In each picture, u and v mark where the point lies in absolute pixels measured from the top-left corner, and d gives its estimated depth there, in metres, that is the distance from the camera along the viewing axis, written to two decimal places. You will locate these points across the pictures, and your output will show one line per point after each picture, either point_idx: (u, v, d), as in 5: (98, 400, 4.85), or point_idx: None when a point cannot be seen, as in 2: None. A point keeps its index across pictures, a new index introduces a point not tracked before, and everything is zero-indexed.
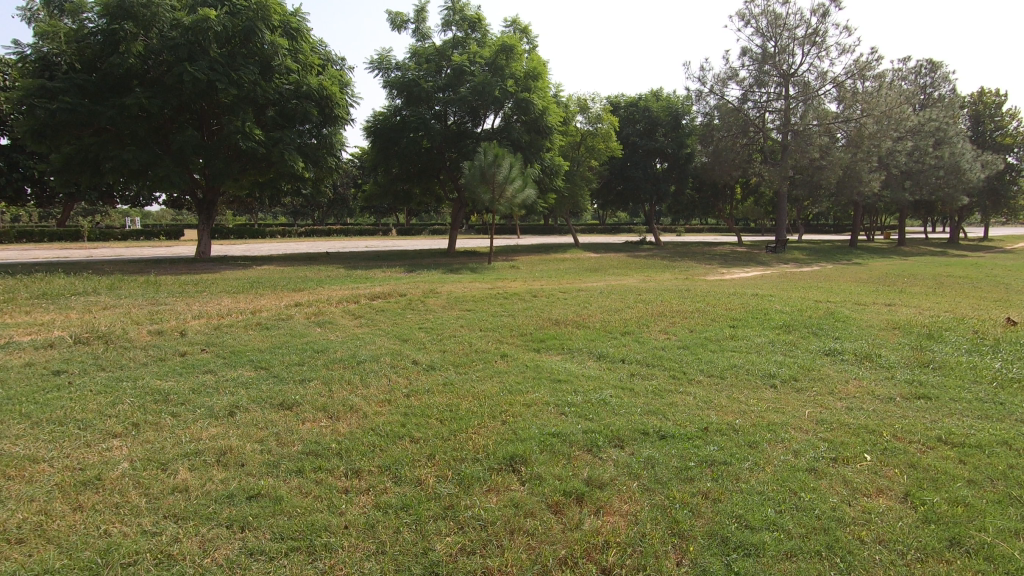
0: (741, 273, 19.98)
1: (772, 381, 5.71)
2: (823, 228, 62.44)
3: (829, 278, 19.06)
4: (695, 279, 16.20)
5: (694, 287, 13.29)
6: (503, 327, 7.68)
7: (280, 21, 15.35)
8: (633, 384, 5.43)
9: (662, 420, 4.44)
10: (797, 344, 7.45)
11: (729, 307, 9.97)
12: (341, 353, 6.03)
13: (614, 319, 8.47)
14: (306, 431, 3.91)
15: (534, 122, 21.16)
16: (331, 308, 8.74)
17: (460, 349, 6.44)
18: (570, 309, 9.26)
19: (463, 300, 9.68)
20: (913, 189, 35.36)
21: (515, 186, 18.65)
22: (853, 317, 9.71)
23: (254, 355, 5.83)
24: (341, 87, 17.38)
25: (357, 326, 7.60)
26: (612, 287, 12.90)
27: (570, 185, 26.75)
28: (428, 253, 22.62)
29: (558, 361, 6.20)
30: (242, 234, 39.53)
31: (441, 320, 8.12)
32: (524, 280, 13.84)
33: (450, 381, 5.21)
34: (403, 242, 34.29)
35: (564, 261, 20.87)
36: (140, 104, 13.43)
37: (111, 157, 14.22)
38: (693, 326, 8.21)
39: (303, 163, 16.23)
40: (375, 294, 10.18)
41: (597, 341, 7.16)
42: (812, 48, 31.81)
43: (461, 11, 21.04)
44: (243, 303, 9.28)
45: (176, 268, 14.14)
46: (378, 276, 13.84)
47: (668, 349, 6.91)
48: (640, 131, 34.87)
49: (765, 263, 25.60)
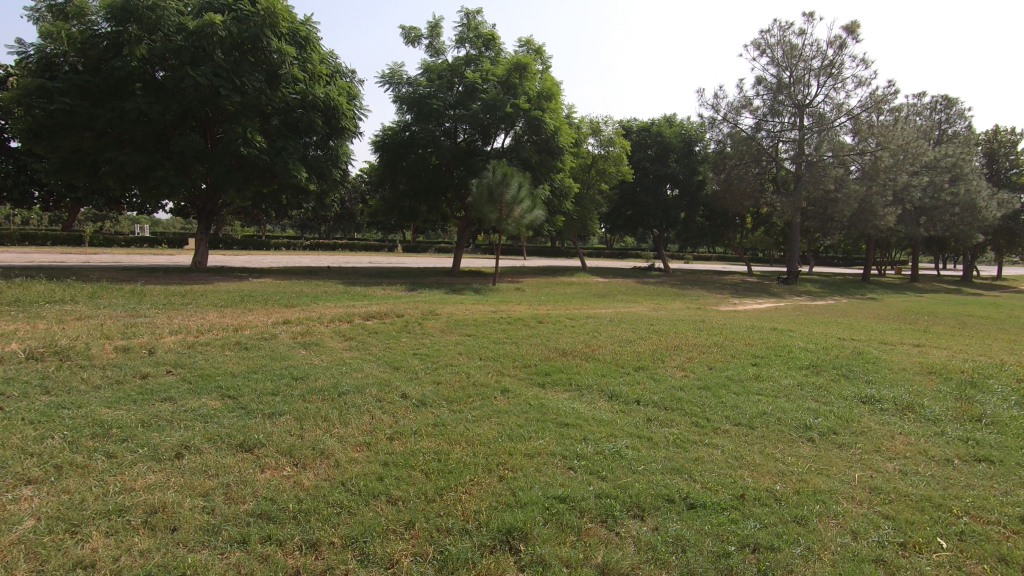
0: (753, 305, 19.31)
1: (810, 434, 5.00)
2: (833, 262, 61.69)
3: (847, 313, 18.29)
4: (708, 309, 15.52)
5: (709, 318, 12.61)
6: (505, 357, 7.00)
7: (289, 29, 15.10)
8: (651, 433, 4.73)
9: (691, 482, 3.75)
10: (827, 389, 6.75)
11: (748, 342, 9.29)
12: (323, 382, 5.36)
13: (627, 352, 7.79)
14: (262, 484, 3.24)
15: (545, 142, 20.78)
16: (321, 328, 8.12)
17: (457, 381, 5.78)
18: (578, 338, 8.61)
19: (465, 324, 9.06)
20: (928, 225, 34.70)
21: (523, 207, 18.17)
22: (883, 359, 8.98)
23: (226, 381, 5.18)
24: (349, 99, 17.05)
25: (346, 350, 6.96)
26: (621, 315, 12.27)
27: (580, 208, 26.26)
28: (432, 271, 22.08)
29: (566, 400, 5.51)
30: (246, 245, 39.30)
31: (439, 346, 7.47)
32: (529, 304, 13.23)
33: (441, 422, 4.53)
34: (408, 259, 33.83)
35: (571, 285, 20.25)
36: (141, 108, 13.09)
37: (109, 161, 13.85)
38: (712, 364, 7.53)
39: (307, 174, 15.84)
40: (371, 313, 9.58)
41: (608, 377, 6.50)
42: (827, 79, 31.57)
43: (475, 29, 20.84)
44: (230, 319, 8.69)
45: (169, 278, 13.64)
46: (377, 294, 13.28)
47: (686, 389, 6.21)
48: (651, 156, 34.52)
49: (778, 295, 24.90)
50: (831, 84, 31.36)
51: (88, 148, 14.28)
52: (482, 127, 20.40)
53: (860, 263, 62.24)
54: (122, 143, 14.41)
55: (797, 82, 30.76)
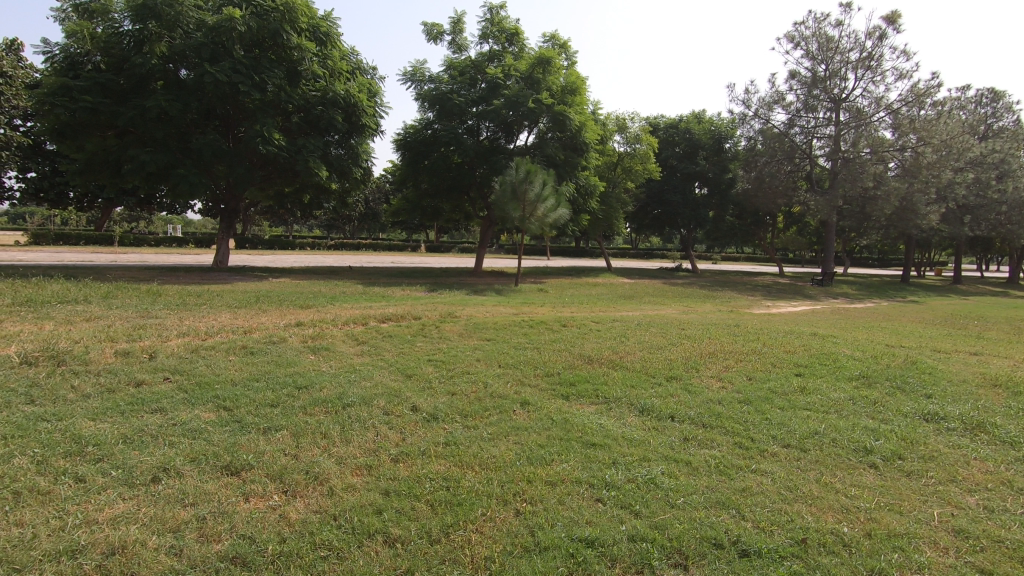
0: (788, 308, 18.43)
1: (872, 459, 4.37)
2: (869, 263, 59.46)
3: (889, 317, 17.28)
4: (741, 313, 14.76)
5: (744, 322, 11.92)
6: (526, 365, 6.50)
7: (309, 25, 14.90)
8: (689, 455, 4.18)
9: (740, 521, 3.20)
10: (882, 403, 6.10)
11: (788, 349, 8.62)
12: (329, 392, 4.95)
13: (658, 360, 7.23)
14: (241, 518, 2.81)
15: (570, 138, 20.23)
16: (333, 330, 7.75)
17: (473, 392, 5.32)
18: (605, 343, 8.09)
19: (484, 328, 8.59)
20: (973, 224, 33.03)
21: (547, 206, 17.65)
22: (940, 369, 8.20)
23: (224, 390, 4.80)
24: (370, 96, 16.79)
25: (358, 355, 6.55)
26: (650, 318, 11.65)
27: (605, 207, 25.57)
28: (454, 271, 21.73)
29: (592, 415, 4.98)
30: (272, 245, 39.57)
31: (455, 351, 7.02)
32: (552, 306, 12.72)
33: (453, 441, 4.06)
34: (431, 260, 33.56)
35: (596, 286, 19.67)
36: (161, 106, 13.01)
37: (130, 159, 13.85)
38: (753, 373, 6.92)
39: (326, 172, 15.64)
40: (388, 315, 9.20)
41: (638, 388, 5.94)
42: (865, 72, 30.25)
43: (499, 24, 20.40)
44: (243, 321, 8.40)
45: (189, 278, 13.52)
46: (396, 295, 12.94)
47: (725, 403, 5.63)
48: (680, 154, 33.54)
49: (813, 297, 23.86)
50: (869, 77, 30.05)
51: (112, 147, 14.32)
52: (505, 125, 19.95)
53: (896, 264, 59.99)
54: (144, 141, 14.40)
55: (833, 75, 29.54)
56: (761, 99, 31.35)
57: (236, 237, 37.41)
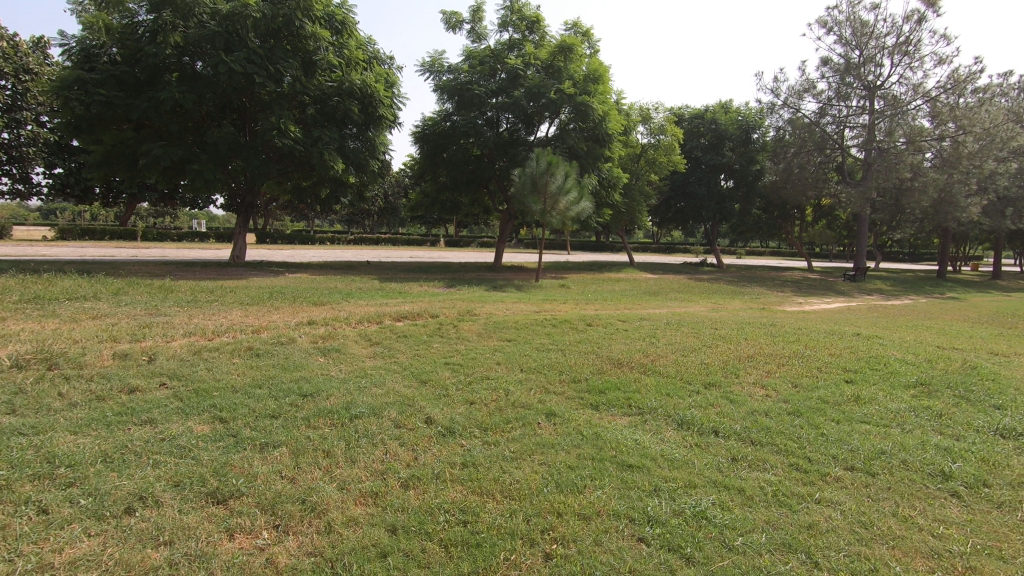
0: (821, 305, 17.63)
1: (953, 486, 3.78)
2: (900, 258, 57.52)
3: (931, 315, 16.36)
4: (774, 310, 14.05)
5: (779, 321, 11.25)
6: (550, 370, 6.00)
7: (325, 13, 14.52)
8: (742, 480, 3.65)
9: (814, 571, 2.69)
10: (948, 415, 5.48)
11: (832, 351, 7.99)
12: (336, 401, 4.52)
13: (693, 363, 6.69)
14: (221, 563, 2.39)
15: (593, 129, 19.59)
16: (345, 330, 7.36)
17: (493, 401, 4.84)
18: (634, 345, 7.55)
19: (505, 327, 8.12)
20: (1015, 218, 31.49)
21: (570, 198, 17.08)
22: (1002, 375, 7.50)
23: (223, 399, 4.39)
24: (387, 86, 16.39)
25: (370, 358, 6.11)
26: (679, 317, 11.05)
27: (628, 200, 24.89)
28: (473, 266, 21.31)
29: (625, 429, 4.47)
30: (292, 240, 39.63)
31: (474, 353, 6.55)
32: (575, 303, 12.19)
33: (470, 461, 3.59)
34: (451, 254, 33.19)
35: (619, 282, 19.07)
36: (175, 97, 12.78)
37: (146, 152, 13.67)
38: (798, 380, 6.34)
39: (343, 165, 15.31)
40: (404, 313, 8.79)
41: (675, 397, 5.39)
42: (902, 58, 28.93)
43: (519, 11, 19.79)
44: (253, 319, 8.07)
45: (203, 273, 13.31)
46: (413, 291, 12.54)
47: (772, 414, 5.07)
48: (705, 145, 32.52)
49: (847, 293, 22.87)
50: (906, 64, 28.73)
51: (128, 141, 14.18)
52: (526, 116, 19.41)
53: (928, 259, 57.99)
54: (160, 134, 14.22)
55: (867, 61, 28.32)
56: (790, 87, 30.22)
57: (257, 232, 37.53)
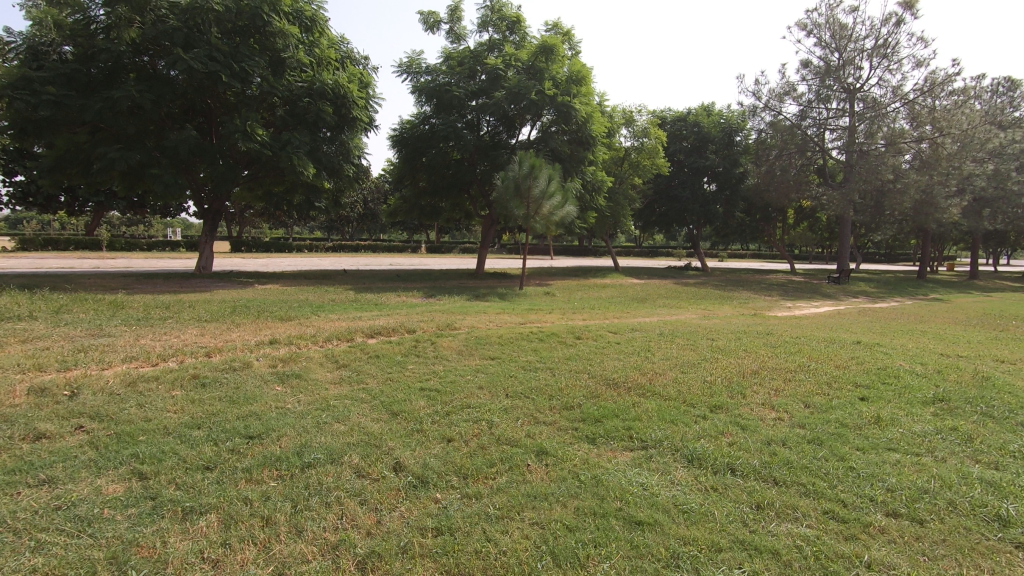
0: (810, 309, 17.27)
1: (1016, 536, 3.20)
2: (878, 259, 58.18)
3: (921, 318, 16.11)
4: (766, 316, 13.63)
5: (774, 329, 10.78)
6: (539, 394, 5.36)
7: (294, 10, 13.80)
8: (772, 538, 3.04)
9: None
10: (978, 437, 4.94)
11: (838, 363, 7.46)
12: (287, 444, 3.81)
13: (693, 382, 6.10)
14: None
15: (576, 131, 19.08)
16: (310, 351, 6.63)
17: (475, 438, 4.18)
18: (628, 361, 6.95)
19: (488, 343, 7.44)
20: (992, 218, 31.80)
21: (553, 203, 16.52)
22: (1014, 385, 7.08)
23: (150, 446, 3.66)
24: (361, 87, 15.71)
25: (335, 385, 5.40)
26: (671, 325, 10.53)
27: (612, 204, 24.45)
28: (455, 274, 20.67)
29: (628, 470, 3.83)
30: (268, 248, 38.45)
31: (453, 376, 5.88)
32: (562, 312, 11.60)
33: (446, 527, 2.92)
34: (433, 261, 32.36)
35: (605, 288, 18.59)
36: (131, 98, 11.93)
37: (101, 157, 12.80)
38: (809, 400, 5.79)
39: (314, 169, 14.55)
40: (377, 328, 8.08)
41: (681, 425, 4.77)
42: (880, 61, 29.01)
43: (499, 11, 19.19)
44: (209, 339, 7.30)
45: (163, 286, 12.46)
46: (390, 302, 11.84)
47: (791, 444, 4.48)
48: (688, 148, 32.27)
49: (833, 296, 22.67)
50: (885, 66, 28.81)
51: (83, 145, 13.29)
52: (507, 118, 18.83)
53: (904, 260, 58.83)
54: (118, 138, 13.35)
55: (846, 64, 28.34)
56: (772, 90, 30.15)
57: (232, 240, 36.37)
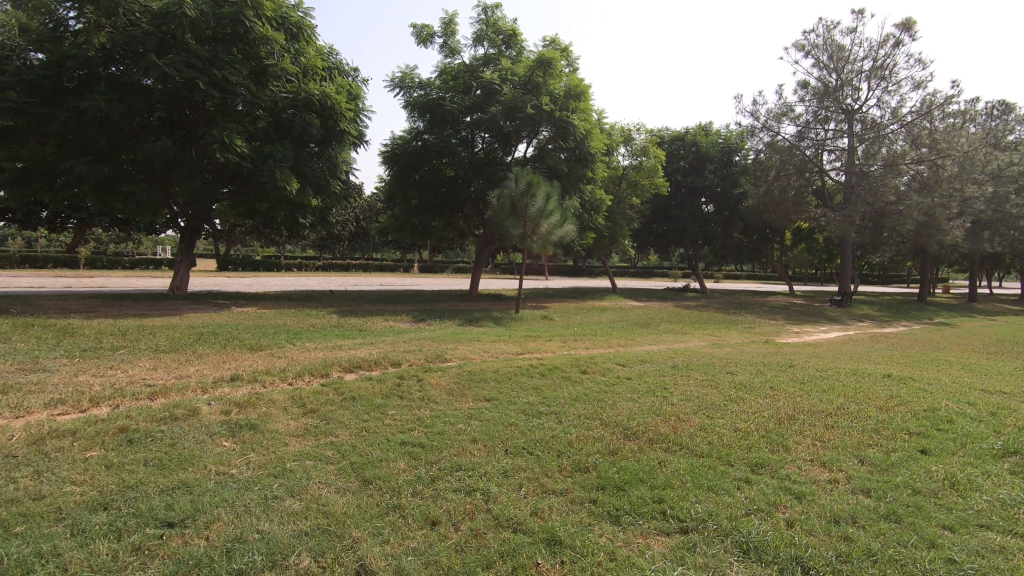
0: (820, 335, 16.47)
1: None
2: (872, 281, 58.16)
3: (936, 344, 15.37)
4: (779, 344, 12.80)
5: (793, 360, 9.92)
6: (544, 450, 4.44)
7: (277, 17, 13.10)
8: None
9: None
10: None
11: (879, 404, 6.58)
12: (215, 538, 2.87)
13: (724, 431, 5.19)
14: None
15: (574, 148, 18.39)
16: (273, 392, 5.64)
17: (467, 520, 3.25)
18: (645, 403, 6.03)
19: (482, 379, 6.49)
20: (992, 240, 31.36)
21: (551, 221, 15.71)
22: None
23: (23, 545, 2.70)
24: (350, 99, 14.96)
25: (297, 440, 4.43)
26: (683, 356, 9.65)
27: (610, 224, 23.76)
28: (448, 295, 19.80)
29: (670, 571, 2.89)
30: (256, 267, 37.42)
31: (443, 425, 4.93)
32: (562, 340, 10.74)
33: None
34: (424, 282, 31.34)
35: (605, 311, 17.77)
36: (99, 107, 11.05)
37: (67, 170, 11.92)
38: (862, 455, 4.90)
39: (298, 184, 13.71)
40: (356, 361, 7.13)
41: (722, 495, 3.84)
42: (879, 82, 28.74)
43: (495, 25, 18.57)
44: (160, 375, 6.32)
45: (131, 310, 11.52)
46: (376, 328, 10.90)
47: (864, 523, 3.56)
48: (686, 168, 31.73)
49: (838, 320, 22.03)
50: (883, 88, 28.55)
51: (48, 157, 12.36)
52: (502, 134, 18.16)
53: (898, 282, 58.69)
54: (86, 150, 12.45)
55: (844, 85, 28.06)
56: (769, 111, 29.82)
57: (218, 258, 35.28)
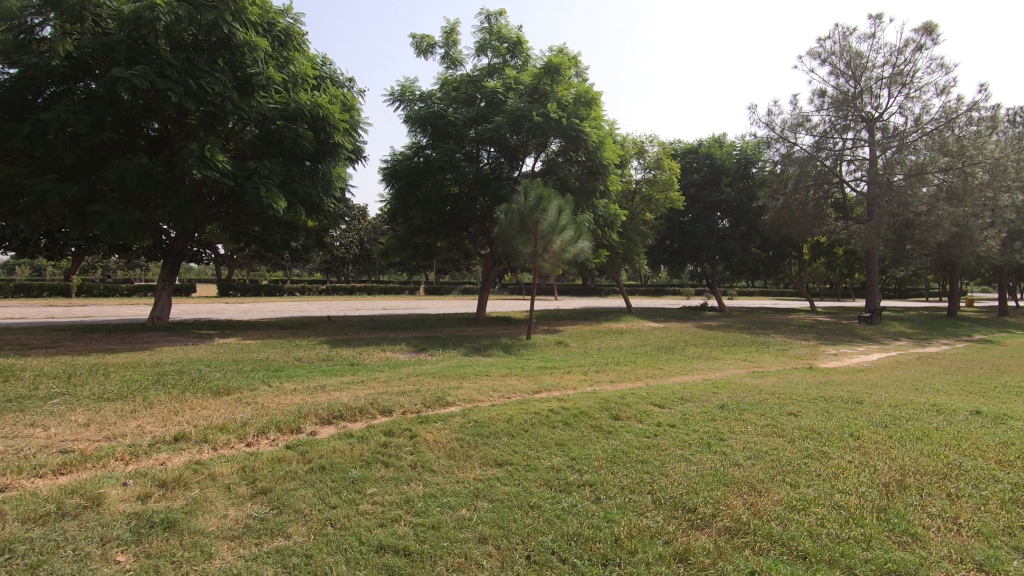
0: (860, 357, 15.02)
1: None
2: (888, 294, 56.47)
3: (995, 366, 13.84)
4: (825, 370, 11.36)
5: (855, 393, 8.47)
6: (586, 560, 3.09)
7: (261, 22, 12.11)
8: None
9: None
10: None
11: (997, 458, 5.14)
12: None
13: (824, 512, 3.81)
14: None
15: (586, 160, 17.24)
16: (220, 460, 4.32)
17: None
18: (704, 465, 4.64)
19: (492, 435, 5.11)
20: None
21: (564, 237, 14.44)
22: None
23: None
24: (345, 110, 13.92)
25: (229, 546, 3.10)
26: (725, 390, 8.26)
27: (624, 240, 22.52)
28: (453, 319, 18.57)
29: None
30: (258, 292, 36.32)
31: (441, 512, 3.58)
32: (584, 371, 9.37)
33: None
34: (429, 304, 29.98)
35: (623, 334, 16.42)
36: (63, 119, 10.02)
37: (32, 190, 10.88)
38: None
39: (287, 202, 12.58)
40: (336, 410, 5.77)
41: None
42: (900, 89, 27.56)
43: (498, 33, 17.55)
44: (88, 435, 5.01)
45: (99, 344, 10.35)
46: (371, 361, 9.61)
47: None
48: (700, 181, 29.91)
49: (872, 339, 20.56)
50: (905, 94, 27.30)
51: (15, 178, 11.34)
52: (508, 148, 17.07)
53: (916, 295, 57.04)
54: (57, 170, 11.43)
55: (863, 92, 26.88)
56: (784, 121, 28.75)
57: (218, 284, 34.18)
